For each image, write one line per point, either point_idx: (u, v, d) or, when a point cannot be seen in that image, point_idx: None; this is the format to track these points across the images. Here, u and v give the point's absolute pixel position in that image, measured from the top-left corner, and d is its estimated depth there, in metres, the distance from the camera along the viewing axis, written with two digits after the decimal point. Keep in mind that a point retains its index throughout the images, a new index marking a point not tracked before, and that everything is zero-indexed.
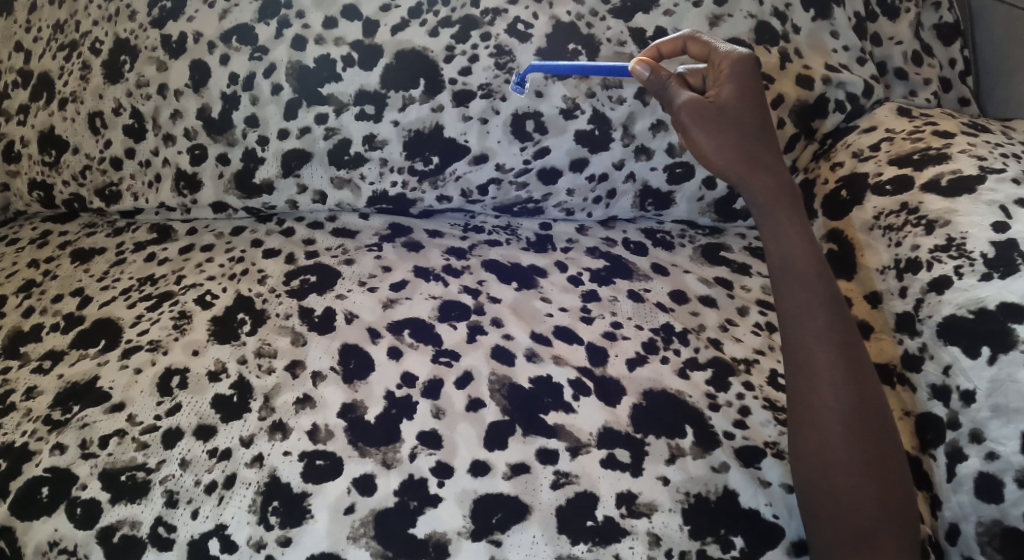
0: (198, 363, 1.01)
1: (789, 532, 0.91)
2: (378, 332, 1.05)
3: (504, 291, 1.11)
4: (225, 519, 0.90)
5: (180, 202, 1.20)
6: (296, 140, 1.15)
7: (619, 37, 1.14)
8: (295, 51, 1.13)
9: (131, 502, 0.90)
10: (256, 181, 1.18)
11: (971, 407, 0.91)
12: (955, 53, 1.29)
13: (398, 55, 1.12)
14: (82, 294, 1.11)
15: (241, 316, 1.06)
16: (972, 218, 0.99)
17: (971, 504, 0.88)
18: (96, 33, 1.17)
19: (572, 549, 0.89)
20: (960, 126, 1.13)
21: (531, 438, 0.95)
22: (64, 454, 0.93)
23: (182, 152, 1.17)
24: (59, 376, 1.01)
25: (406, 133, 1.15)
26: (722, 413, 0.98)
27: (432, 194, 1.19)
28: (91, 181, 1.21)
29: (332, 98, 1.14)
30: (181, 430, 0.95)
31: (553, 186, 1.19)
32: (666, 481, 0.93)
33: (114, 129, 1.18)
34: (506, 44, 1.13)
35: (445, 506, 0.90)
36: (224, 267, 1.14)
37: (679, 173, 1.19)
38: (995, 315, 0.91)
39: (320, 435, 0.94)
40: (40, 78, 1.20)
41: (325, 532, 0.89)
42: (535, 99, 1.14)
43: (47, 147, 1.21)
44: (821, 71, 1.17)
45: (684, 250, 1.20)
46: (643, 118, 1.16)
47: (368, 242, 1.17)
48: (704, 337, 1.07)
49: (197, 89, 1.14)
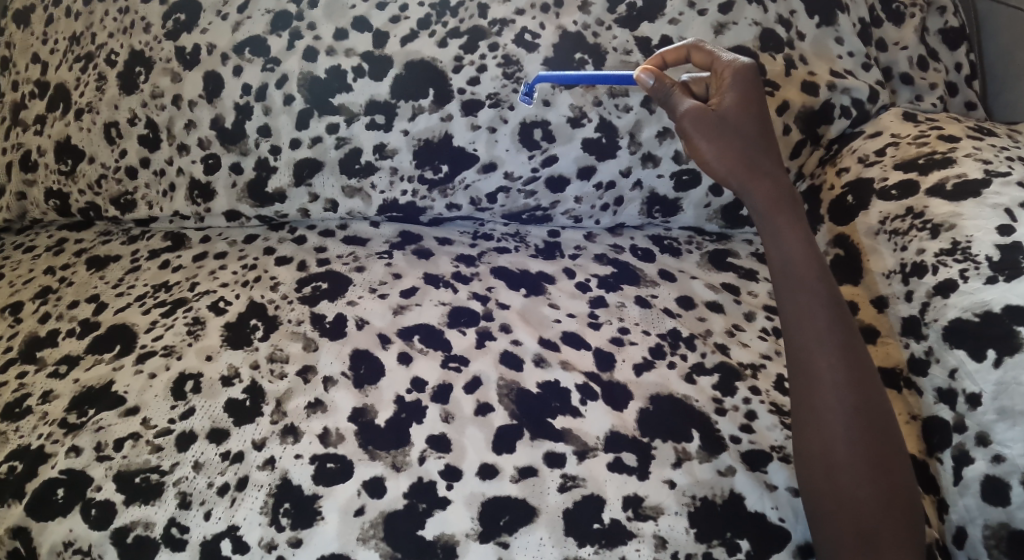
0: (211, 368, 1.02)
1: (795, 535, 0.92)
2: (388, 338, 1.06)
3: (513, 297, 1.13)
4: (237, 521, 0.91)
5: (193, 211, 1.22)
6: (307, 150, 1.17)
7: (625, 46, 1.15)
8: (307, 61, 1.15)
9: (144, 503, 0.92)
10: (269, 190, 1.20)
11: (977, 410, 0.91)
12: (960, 58, 1.29)
13: (408, 65, 1.14)
14: (97, 301, 1.14)
15: (254, 322, 1.08)
16: (977, 221, 0.99)
17: (978, 507, 0.89)
18: (111, 45, 1.20)
19: (579, 551, 0.89)
20: (965, 130, 1.14)
21: (539, 441, 0.96)
22: (79, 456, 0.95)
23: (196, 161, 1.20)
24: (75, 380, 1.03)
25: (416, 142, 1.17)
26: (728, 417, 0.99)
27: (441, 202, 1.20)
28: (107, 190, 1.23)
29: (344, 108, 1.16)
30: (194, 433, 0.96)
31: (561, 194, 1.20)
32: (672, 484, 0.93)
33: (129, 139, 1.20)
34: (513, 54, 1.14)
35: (454, 508, 0.91)
36: (237, 274, 1.15)
37: (686, 180, 1.20)
38: (1000, 318, 0.92)
39: (331, 439, 0.96)
40: (57, 89, 1.23)
41: (336, 534, 0.90)
42: (542, 108, 1.16)
43: (63, 157, 1.23)
44: (826, 77, 1.19)
45: (691, 256, 1.21)
46: (650, 125, 1.17)
47: (379, 249, 1.19)
48: (711, 342, 1.08)
49: (211, 99, 1.17)
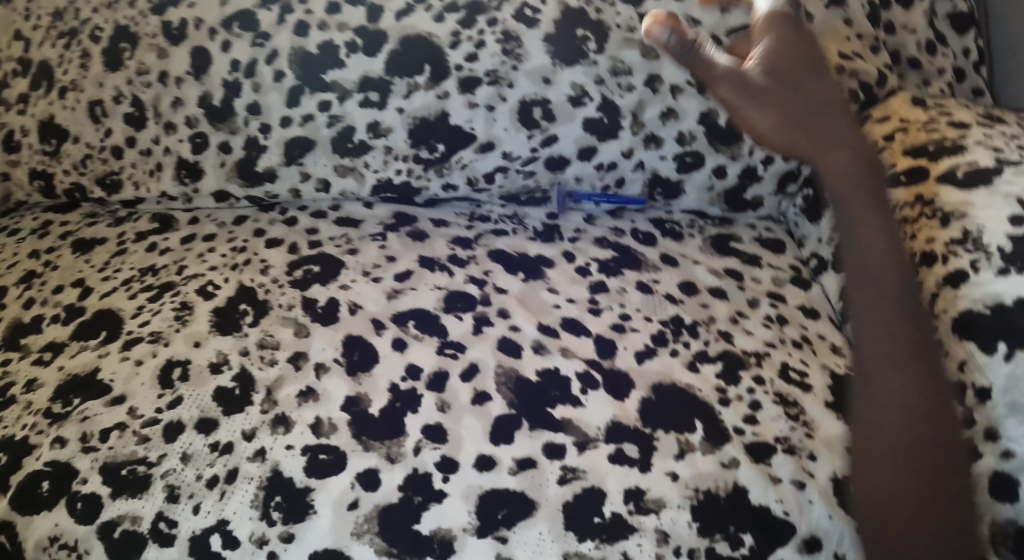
0: (200, 355, 0.99)
1: (800, 528, 0.89)
2: (382, 323, 1.03)
3: (510, 282, 1.10)
4: (227, 515, 0.88)
5: (181, 191, 1.18)
6: (298, 128, 1.13)
7: (629, 23, 1.11)
8: (298, 36, 1.11)
9: (131, 496, 0.89)
10: (258, 170, 1.16)
11: (986, 405, 0.89)
12: (970, 42, 1.24)
13: (403, 40, 1.10)
14: (82, 285, 1.10)
15: (244, 306, 1.05)
16: (989, 211, 0.96)
17: (987, 504, 0.88)
18: (96, 20, 1.15)
19: (580, 546, 0.87)
20: (975, 117, 1.11)
21: (537, 432, 0.94)
22: (64, 448, 0.92)
23: (183, 141, 1.15)
24: (59, 368, 1.00)
25: (411, 121, 1.13)
26: (732, 407, 0.97)
27: (438, 182, 1.18)
28: (92, 170, 1.19)
29: (336, 85, 1.11)
30: (182, 423, 0.93)
31: (560, 174, 1.18)
32: (675, 476, 0.91)
33: (114, 118, 1.16)
34: (513, 30, 1.10)
35: (450, 501, 0.89)
36: (226, 257, 1.12)
37: (689, 162, 1.17)
38: (1013, 311, 0.89)
39: (323, 429, 0.93)
40: (39, 67, 1.18)
41: (329, 528, 0.87)
42: (542, 86, 1.12)
43: (47, 136, 1.19)
44: (834, 59, 1.15)
45: (694, 240, 1.18)
46: (653, 105, 1.14)
47: (373, 231, 1.15)
48: (714, 329, 1.05)
49: (199, 76, 1.12)
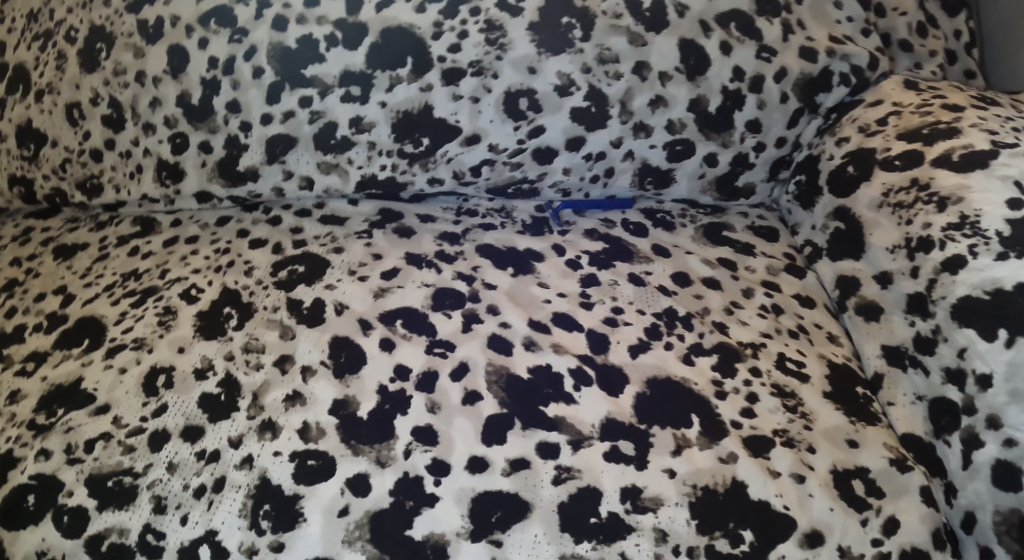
0: (184, 361, 0.97)
1: (802, 523, 0.87)
2: (369, 323, 1.01)
3: (500, 277, 1.08)
4: (215, 525, 0.86)
5: (163, 193, 1.15)
6: (279, 125, 1.11)
7: (615, 10, 1.09)
8: (276, 31, 1.08)
9: (117, 509, 0.86)
10: (240, 169, 1.13)
11: (987, 392, 0.88)
12: (959, 24, 1.24)
13: (384, 32, 1.07)
14: (64, 292, 1.07)
15: (228, 310, 1.02)
16: (987, 194, 0.94)
17: (988, 493, 0.87)
18: (71, 21, 1.11)
19: (576, 548, 0.85)
20: (969, 99, 1.09)
21: (531, 431, 0.92)
22: (49, 460, 0.89)
23: (163, 141, 1.13)
24: (42, 378, 0.97)
25: (394, 115, 1.10)
26: (728, 401, 0.95)
27: (423, 177, 1.15)
28: (72, 175, 1.16)
29: (316, 80, 1.09)
30: (167, 432, 0.91)
31: (548, 166, 1.15)
32: (672, 473, 0.89)
33: (92, 120, 1.13)
34: (496, 19, 1.08)
35: (443, 505, 0.87)
36: (210, 259, 1.09)
37: (679, 151, 1.15)
38: (1013, 297, 0.88)
39: (311, 434, 0.91)
40: (14, 70, 1.14)
41: (319, 536, 0.85)
42: (527, 76, 1.09)
43: (24, 141, 1.15)
44: (825, 43, 1.13)
45: (686, 230, 1.17)
46: (641, 93, 1.12)
47: (358, 229, 1.13)
48: (709, 321, 1.03)
49: (176, 74, 1.09)
